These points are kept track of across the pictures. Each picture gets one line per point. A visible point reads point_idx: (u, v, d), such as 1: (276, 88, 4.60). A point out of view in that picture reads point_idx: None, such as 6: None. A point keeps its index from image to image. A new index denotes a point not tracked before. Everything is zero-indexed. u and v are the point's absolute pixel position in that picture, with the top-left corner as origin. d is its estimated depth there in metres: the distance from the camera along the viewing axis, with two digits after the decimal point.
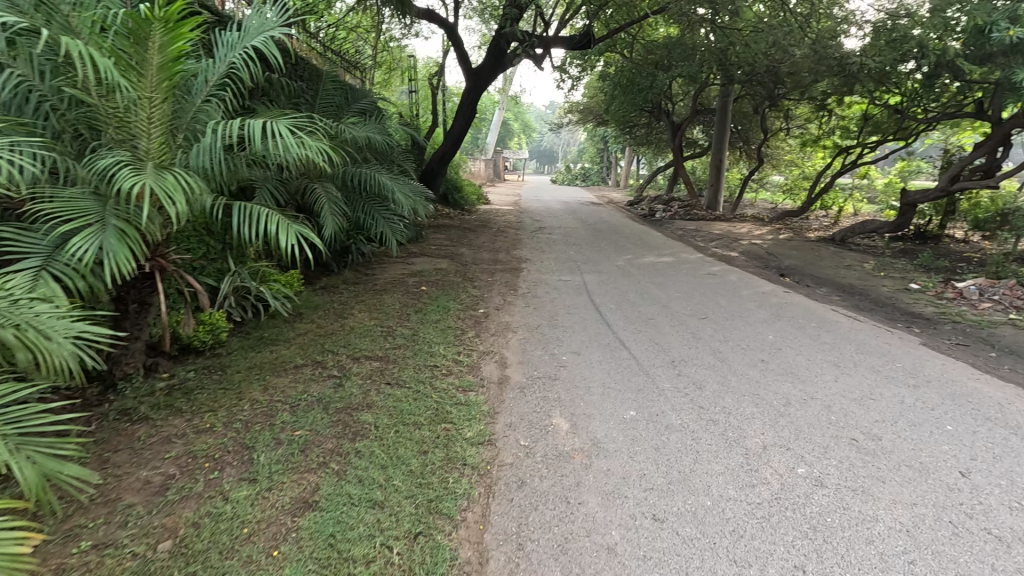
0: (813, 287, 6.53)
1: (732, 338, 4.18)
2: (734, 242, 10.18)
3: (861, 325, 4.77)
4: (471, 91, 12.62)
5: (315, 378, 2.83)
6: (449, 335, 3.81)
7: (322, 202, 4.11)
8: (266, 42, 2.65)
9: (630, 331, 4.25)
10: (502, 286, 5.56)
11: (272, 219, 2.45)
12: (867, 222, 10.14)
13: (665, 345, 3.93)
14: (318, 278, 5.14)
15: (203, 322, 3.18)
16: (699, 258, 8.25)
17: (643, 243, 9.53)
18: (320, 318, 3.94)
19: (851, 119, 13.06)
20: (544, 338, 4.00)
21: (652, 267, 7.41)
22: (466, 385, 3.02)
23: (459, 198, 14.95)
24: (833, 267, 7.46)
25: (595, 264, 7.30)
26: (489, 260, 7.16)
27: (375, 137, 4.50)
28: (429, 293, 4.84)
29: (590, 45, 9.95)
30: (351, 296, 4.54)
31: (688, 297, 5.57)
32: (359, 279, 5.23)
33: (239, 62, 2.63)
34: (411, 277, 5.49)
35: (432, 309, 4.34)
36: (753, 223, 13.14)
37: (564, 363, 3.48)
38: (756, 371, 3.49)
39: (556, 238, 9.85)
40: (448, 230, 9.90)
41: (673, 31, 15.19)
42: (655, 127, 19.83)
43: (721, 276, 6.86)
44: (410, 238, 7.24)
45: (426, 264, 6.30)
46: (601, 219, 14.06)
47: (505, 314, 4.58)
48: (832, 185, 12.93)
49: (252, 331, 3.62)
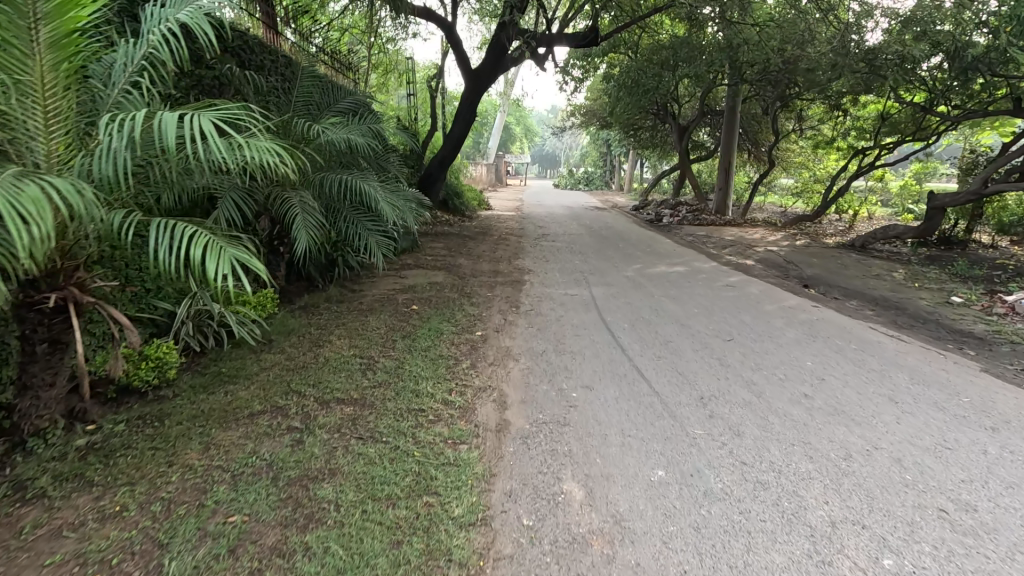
0: (842, 299, 5.99)
1: (765, 365, 3.64)
2: (748, 249, 9.65)
3: (907, 346, 4.22)
4: (469, 93, 12.14)
5: (271, 432, 2.31)
6: (440, 366, 3.29)
7: (294, 212, 3.64)
8: (192, 16, 2.18)
9: (648, 357, 3.72)
10: (502, 303, 5.05)
11: (198, 241, 1.94)
12: (889, 227, 9.60)
13: (689, 375, 3.39)
14: (298, 297, 4.64)
15: (146, 357, 2.70)
16: (714, 267, 7.73)
17: (653, 251, 9.01)
18: (292, 347, 3.42)
19: (867, 119, 12.53)
20: (550, 367, 3.47)
21: (665, 277, 6.90)
22: (456, 435, 2.50)
23: (459, 204, 14.48)
24: (860, 277, 6.92)
25: (603, 275, 6.78)
26: (489, 271, 6.65)
27: (358, 138, 3.98)
28: (421, 313, 4.33)
29: (595, 43, 9.45)
30: (332, 318, 4.03)
31: (708, 313, 5.04)
32: (344, 297, 4.73)
33: (159, 40, 2.16)
34: (401, 293, 4.98)
35: (422, 334, 3.82)
36: (766, 228, 12.60)
37: (573, 402, 2.95)
38: (801, 410, 2.95)
39: (560, 245, 9.35)
40: (446, 238, 9.41)
41: (679, 30, 14.73)
42: (660, 129, 19.32)
43: (740, 288, 6.34)
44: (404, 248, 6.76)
45: (419, 278, 5.79)
46: (606, 224, 13.56)
47: (505, 337, 4.06)
48: (848, 188, 12.38)
49: (211, 364, 3.11)
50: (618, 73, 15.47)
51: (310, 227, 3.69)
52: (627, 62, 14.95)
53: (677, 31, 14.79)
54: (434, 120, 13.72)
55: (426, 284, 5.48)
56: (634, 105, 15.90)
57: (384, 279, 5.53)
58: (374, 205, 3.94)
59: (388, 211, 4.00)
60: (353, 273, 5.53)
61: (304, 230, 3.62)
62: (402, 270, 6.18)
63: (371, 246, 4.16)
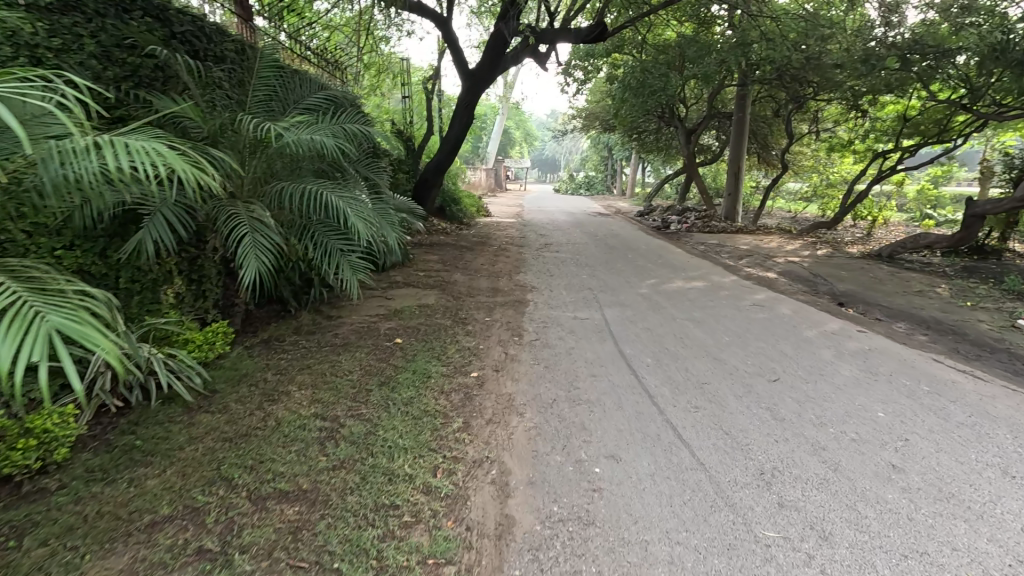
0: (886, 321, 5.29)
1: (827, 416, 2.96)
2: (768, 259, 8.98)
3: (989, 387, 3.52)
4: (465, 98, 11.48)
5: (168, 562, 1.62)
6: (424, 429, 2.59)
7: (243, 231, 2.97)
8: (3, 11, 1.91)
9: (682, 408, 3.02)
10: (503, 331, 4.35)
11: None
12: (919, 235, 8.92)
13: (739, 436, 2.70)
14: (263, 329, 3.95)
15: (26, 431, 2.01)
16: (736, 282, 7.02)
17: (666, 263, 8.30)
18: (238, 402, 2.71)
19: (885, 120, 11.91)
20: (563, 427, 2.76)
21: (684, 294, 6.21)
22: (439, 551, 1.80)
23: (457, 211, 13.82)
24: (901, 293, 6.23)
25: (615, 293, 6.08)
26: (487, 289, 5.97)
27: (324, 139, 3.29)
28: (405, 349, 3.63)
29: (602, 38, 8.78)
30: (298, 358, 3.33)
31: (742, 341, 4.33)
32: (317, 328, 4.02)
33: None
34: (385, 321, 4.27)
35: (405, 380, 3.11)
36: (781, 235, 11.91)
37: (597, 485, 2.24)
38: (895, 493, 2.25)
39: (565, 257, 8.68)
40: (442, 248, 8.76)
41: (686, 29, 14.14)
42: (666, 132, 18.67)
43: (770, 307, 5.65)
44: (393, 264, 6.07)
45: (409, 300, 5.10)
46: (612, 232, 12.88)
47: (507, 380, 3.36)
48: (867, 194, 11.73)
49: (127, 429, 2.41)
50: (623, 75, 14.82)
51: (263, 248, 3.02)
52: (633, 63, 14.31)
53: (685, 30, 14.18)
54: (430, 124, 13.11)
55: (416, 308, 4.78)
56: (639, 108, 15.26)
57: (368, 304, 4.84)
58: (342, 223, 3.26)
59: (361, 230, 3.31)
60: (333, 295, 4.84)
61: (253, 251, 2.95)
62: (390, 291, 5.48)
63: (342, 267, 3.48)
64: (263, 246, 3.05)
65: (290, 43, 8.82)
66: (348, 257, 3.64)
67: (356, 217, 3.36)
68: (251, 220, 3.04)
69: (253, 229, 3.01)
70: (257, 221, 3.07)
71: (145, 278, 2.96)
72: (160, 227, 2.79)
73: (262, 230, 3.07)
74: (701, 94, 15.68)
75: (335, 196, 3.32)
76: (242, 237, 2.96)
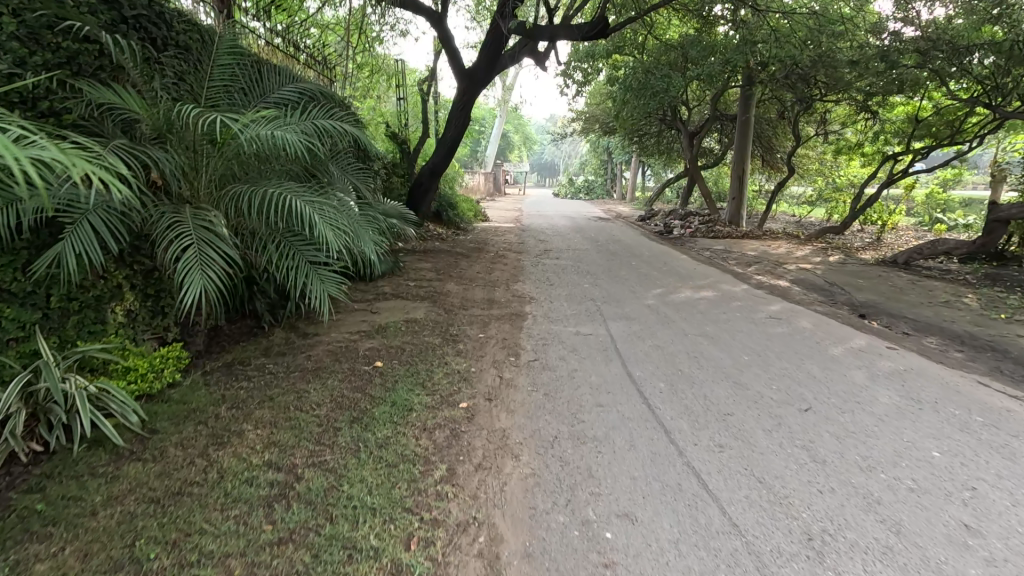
0: (917, 336, 4.86)
1: (876, 458, 2.53)
2: (778, 266, 8.58)
3: None
4: (460, 101, 11.09)
5: None
6: (399, 482, 2.15)
7: (186, 242, 2.53)
8: None
9: (704, 448, 2.59)
10: (498, 351, 3.91)
11: None
12: (936, 241, 8.52)
13: (776, 486, 2.27)
14: (226, 351, 3.52)
15: None
16: (748, 291, 6.60)
17: (672, 271, 7.87)
18: (178, 447, 2.27)
19: (895, 122, 11.54)
20: (565, 475, 2.32)
21: (693, 306, 5.78)
22: None
23: (454, 216, 13.42)
24: (925, 304, 5.82)
25: (619, 305, 5.65)
26: (482, 300, 5.55)
27: (288, 135, 2.85)
28: (385, 374, 3.19)
29: (604, 34, 8.35)
30: (261, 387, 2.90)
31: (764, 362, 3.89)
32: (289, 349, 3.59)
33: None
34: (365, 340, 3.84)
35: (381, 415, 2.68)
36: (789, 241, 11.50)
37: (608, 559, 1.81)
38: (978, 569, 1.81)
39: (565, 264, 8.27)
40: (436, 255, 8.35)
41: (689, 29, 13.80)
42: (667, 135, 18.29)
43: (787, 320, 5.23)
44: (379, 276, 5.64)
45: (396, 315, 4.67)
46: (614, 238, 12.48)
47: (501, 412, 2.92)
48: (877, 197, 11.35)
49: (35, 487, 1.97)
50: (624, 76, 14.45)
51: (211, 262, 2.58)
52: (635, 63, 13.92)
53: (688, 29, 13.81)
54: (426, 127, 12.73)
55: (403, 324, 4.35)
56: (641, 109, 14.88)
57: (350, 320, 4.41)
58: (307, 231, 2.82)
59: (331, 240, 2.88)
60: (311, 310, 4.41)
61: (199, 267, 2.51)
62: (376, 305, 5.05)
63: (311, 283, 3.05)
64: (211, 259, 2.61)
65: (278, 41, 8.50)
66: (319, 271, 3.19)
67: (326, 225, 2.92)
68: (199, 230, 2.62)
69: (200, 241, 2.58)
70: (205, 231, 2.63)
71: (85, 296, 2.55)
72: (86, 238, 2.35)
73: (213, 241, 2.64)
74: (703, 96, 15.34)
75: (302, 201, 2.89)
76: (184, 250, 2.52)
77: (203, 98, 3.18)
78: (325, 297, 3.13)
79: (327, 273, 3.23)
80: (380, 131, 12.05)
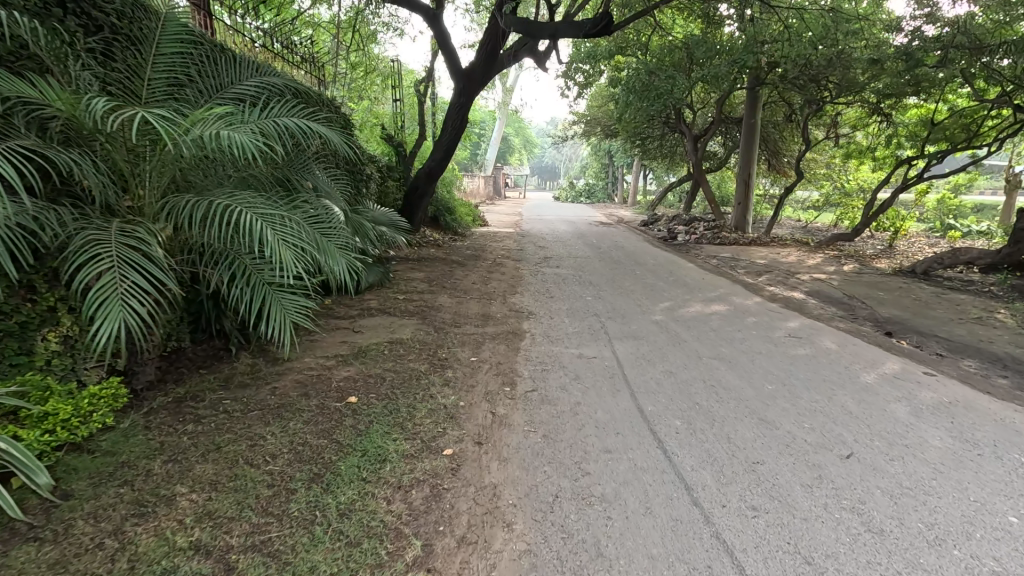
0: (954, 358, 4.42)
1: (943, 526, 2.10)
2: (790, 276, 8.15)
3: None
4: (457, 102, 10.68)
5: None
6: (358, 570, 1.72)
7: (103, 266, 2.10)
8: None
9: (734, 512, 2.16)
10: (491, 380, 3.49)
11: None
12: (957, 250, 8.08)
13: (831, 571, 1.84)
14: (180, 384, 3.08)
15: None
16: (761, 305, 6.17)
17: (679, 281, 7.46)
18: (89, 521, 1.84)
19: (909, 124, 11.12)
20: (568, 553, 1.89)
21: (704, 321, 5.36)
22: None
23: (452, 221, 13.00)
24: (957, 320, 5.38)
25: (625, 321, 5.23)
26: (476, 316, 5.12)
27: (239, 135, 2.41)
28: (357, 414, 2.75)
29: (609, 30, 7.91)
30: (210, 432, 2.47)
31: (790, 393, 3.45)
32: (254, 379, 3.16)
33: None
34: (341, 368, 3.40)
35: (347, 470, 2.24)
36: (798, 248, 11.08)
37: None
38: None
39: (566, 274, 7.85)
40: (430, 264, 7.93)
41: (693, 29, 13.41)
42: (671, 138, 17.90)
43: (809, 339, 4.79)
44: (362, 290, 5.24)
45: (380, 335, 4.23)
46: (616, 244, 12.05)
47: (491, 460, 2.50)
48: (890, 203, 10.93)
49: None
50: (626, 77, 14.08)
51: (136, 293, 2.16)
52: (637, 64, 13.58)
53: (693, 30, 13.48)
54: (422, 129, 12.35)
55: (387, 346, 3.93)
56: (644, 112, 14.51)
57: (329, 342, 3.99)
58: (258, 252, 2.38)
59: (287, 261, 2.44)
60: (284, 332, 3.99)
61: (120, 297, 2.09)
62: (360, 322, 4.63)
63: (269, 309, 2.61)
64: (138, 289, 2.19)
65: (267, 39, 8.17)
66: (280, 293, 2.76)
67: (283, 243, 2.49)
68: (123, 251, 2.19)
69: (123, 266, 2.15)
70: (130, 253, 2.21)
71: (7, 324, 2.12)
72: None
73: (142, 266, 2.23)
74: (708, 98, 14.95)
75: (254, 214, 2.46)
76: (102, 275, 2.09)
77: (143, 94, 2.78)
78: (286, 325, 2.70)
79: (289, 296, 2.80)
80: (375, 134, 11.70)
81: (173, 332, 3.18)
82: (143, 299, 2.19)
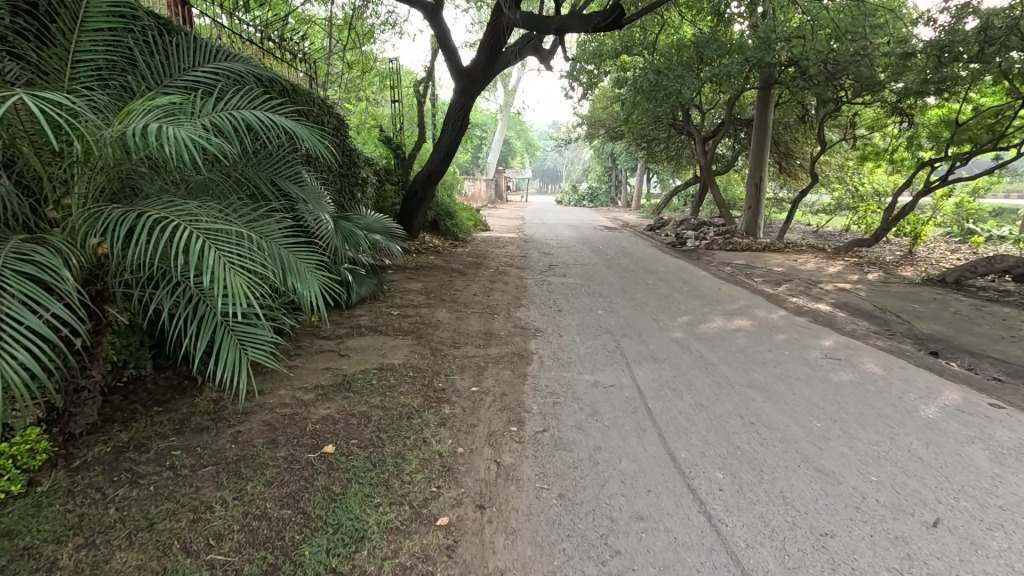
0: (1017, 384, 3.92)
1: None
2: (812, 286, 7.65)
3: None
4: (458, 103, 10.20)
5: None
6: None
7: None
8: None
9: None
10: (495, 418, 3.00)
11: None
12: (990, 258, 7.57)
13: None
14: (128, 427, 2.61)
15: None
16: (788, 320, 5.69)
17: (694, 292, 6.96)
18: None
19: (929, 125, 10.63)
20: None
21: (727, 339, 4.89)
22: None
23: (452, 226, 12.55)
24: (1007, 339, 4.87)
25: (642, 339, 4.74)
26: (478, 335, 4.64)
27: (176, 132, 1.91)
28: (333, 470, 2.26)
29: (619, 24, 7.45)
30: (147, 499, 1.99)
31: (845, 433, 2.95)
32: (216, 420, 2.68)
33: None
34: (320, 405, 2.92)
35: (313, 557, 1.75)
36: (815, 254, 10.58)
37: None
38: None
39: (574, 284, 7.37)
40: (429, 274, 7.46)
41: (702, 27, 12.96)
42: (677, 140, 17.44)
43: (849, 361, 4.29)
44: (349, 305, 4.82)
45: (369, 360, 3.75)
46: (623, 250, 11.57)
47: (496, 534, 2.01)
48: (911, 207, 10.43)
49: None
50: (632, 77, 13.63)
51: (22, 341, 1.69)
52: (644, 63, 13.15)
53: (702, 28, 13.05)
54: (422, 131, 11.92)
55: (376, 375, 3.44)
56: (650, 113, 14.07)
57: (310, 370, 3.51)
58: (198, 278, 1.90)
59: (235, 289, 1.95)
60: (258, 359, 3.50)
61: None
62: (349, 343, 4.14)
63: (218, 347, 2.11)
64: (28, 333, 1.72)
65: (261, 34, 7.76)
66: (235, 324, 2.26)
67: (231, 265, 2.00)
68: (21, 284, 1.74)
69: (11, 302, 1.69)
70: (29, 286, 1.75)
71: None
72: None
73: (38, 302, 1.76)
74: (716, 99, 14.48)
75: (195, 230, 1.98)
76: None
77: (63, 73, 2.34)
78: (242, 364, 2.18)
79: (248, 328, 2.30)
80: (373, 135, 11.25)
81: (132, 357, 2.93)
82: (34, 346, 1.72)
